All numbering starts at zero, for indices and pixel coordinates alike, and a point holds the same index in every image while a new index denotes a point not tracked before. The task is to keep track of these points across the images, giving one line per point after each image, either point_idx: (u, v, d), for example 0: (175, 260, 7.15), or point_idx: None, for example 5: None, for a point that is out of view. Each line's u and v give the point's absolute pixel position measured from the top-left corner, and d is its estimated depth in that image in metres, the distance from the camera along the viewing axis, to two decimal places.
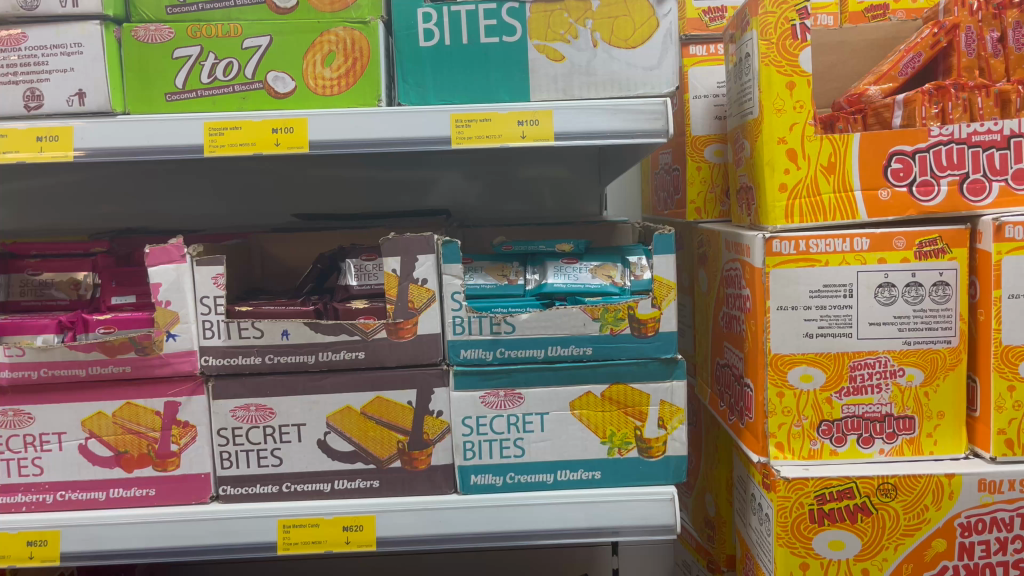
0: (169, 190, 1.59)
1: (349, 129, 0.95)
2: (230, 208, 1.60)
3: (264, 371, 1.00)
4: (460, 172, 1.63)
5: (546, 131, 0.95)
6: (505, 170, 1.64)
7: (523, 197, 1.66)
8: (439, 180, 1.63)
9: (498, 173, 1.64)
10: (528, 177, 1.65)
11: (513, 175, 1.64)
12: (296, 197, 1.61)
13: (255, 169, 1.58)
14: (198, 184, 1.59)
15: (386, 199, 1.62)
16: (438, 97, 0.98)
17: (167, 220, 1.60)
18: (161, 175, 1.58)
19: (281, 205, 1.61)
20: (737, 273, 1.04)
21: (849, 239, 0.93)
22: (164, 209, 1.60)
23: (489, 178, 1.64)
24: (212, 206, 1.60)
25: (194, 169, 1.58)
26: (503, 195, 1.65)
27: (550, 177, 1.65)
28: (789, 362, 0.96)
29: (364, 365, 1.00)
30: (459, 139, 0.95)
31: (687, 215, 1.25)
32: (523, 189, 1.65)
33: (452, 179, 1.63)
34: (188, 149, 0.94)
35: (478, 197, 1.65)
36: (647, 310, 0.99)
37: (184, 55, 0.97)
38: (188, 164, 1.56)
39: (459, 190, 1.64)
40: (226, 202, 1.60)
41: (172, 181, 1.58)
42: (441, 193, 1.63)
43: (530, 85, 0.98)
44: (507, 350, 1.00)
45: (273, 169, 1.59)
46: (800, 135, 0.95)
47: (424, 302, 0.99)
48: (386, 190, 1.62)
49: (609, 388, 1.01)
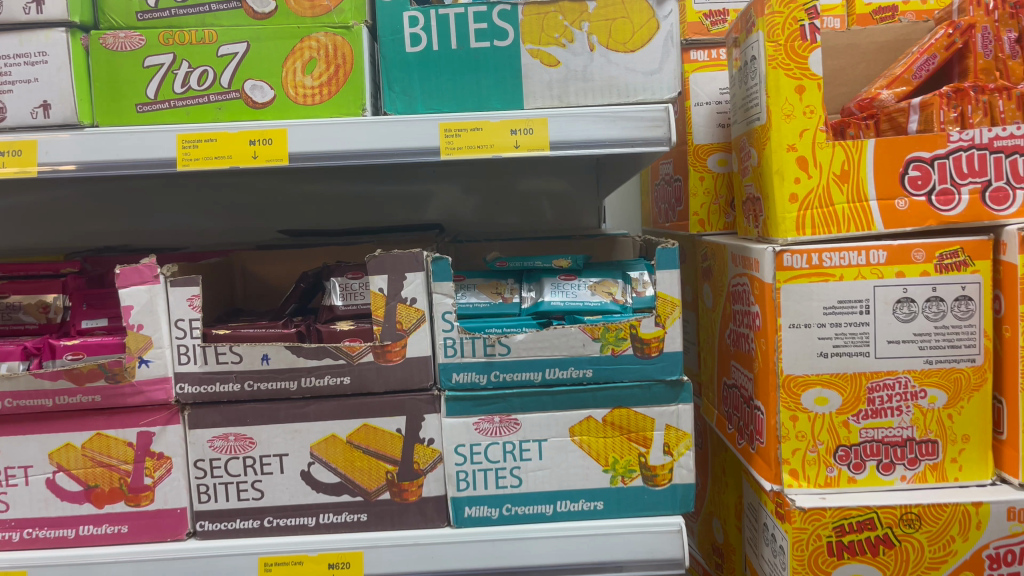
0: (151, 207, 1.53)
1: (331, 140, 0.89)
2: (216, 225, 1.55)
3: (243, 399, 0.94)
4: (456, 187, 1.57)
5: (541, 140, 0.89)
6: (505, 182, 1.58)
7: (521, 211, 1.60)
8: (436, 195, 1.57)
9: (494, 186, 1.59)
10: (526, 190, 1.59)
11: (510, 187, 1.59)
12: (285, 213, 1.55)
13: (241, 184, 1.52)
14: (182, 201, 1.53)
15: (378, 214, 1.56)
16: (426, 106, 0.93)
17: (151, 238, 1.54)
18: (144, 191, 1.52)
19: (269, 221, 1.55)
20: (745, 289, 0.99)
21: (865, 252, 0.88)
22: (147, 227, 1.54)
23: (485, 191, 1.59)
24: (197, 223, 1.54)
25: (179, 185, 1.52)
26: (500, 209, 1.60)
27: (549, 189, 1.59)
28: (803, 384, 0.90)
29: (350, 392, 0.94)
30: (449, 149, 0.89)
31: (690, 228, 1.19)
32: (520, 203, 1.60)
33: (447, 194, 1.57)
34: (160, 163, 0.88)
35: (473, 211, 1.59)
36: (650, 329, 0.93)
37: (155, 64, 0.91)
38: (172, 179, 1.50)
39: (454, 204, 1.58)
40: (212, 218, 1.54)
41: (155, 197, 1.52)
42: (436, 207, 1.58)
43: (523, 92, 0.93)
44: (502, 373, 0.94)
45: (261, 184, 1.53)
46: (811, 142, 0.89)
47: (413, 322, 0.93)
48: (378, 204, 1.56)
49: (610, 412, 0.95)
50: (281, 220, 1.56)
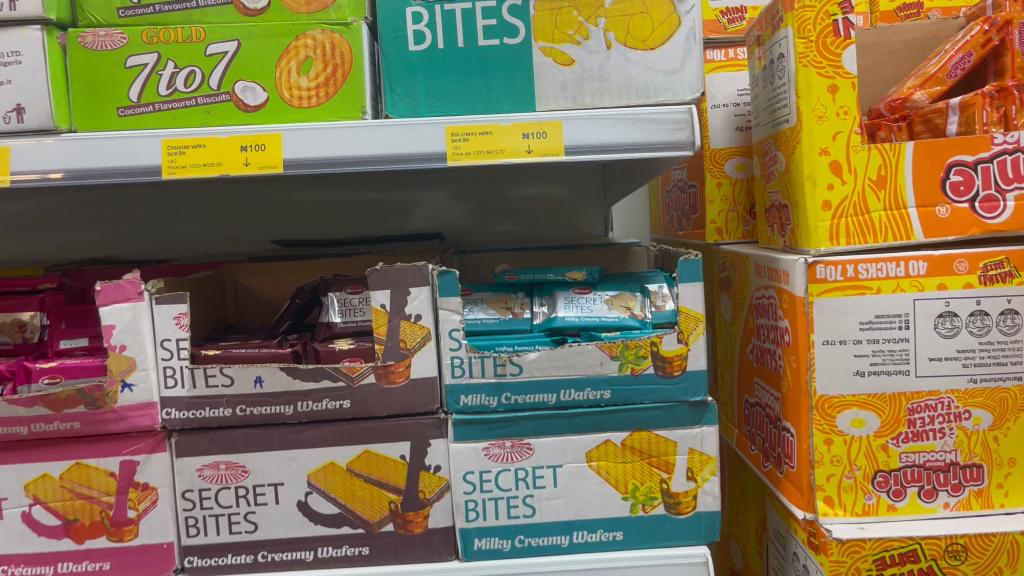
0: (137, 217, 1.46)
1: (329, 145, 0.83)
2: (206, 236, 1.48)
3: (235, 425, 0.87)
4: (445, 194, 1.51)
5: (556, 145, 0.83)
6: (498, 189, 1.52)
7: (516, 217, 1.54)
8: (424, 203, 1.51)
9: (487, 194, 1.53)
10: (519, 197, 1.53)
11: (502, 196, 1.53)
12: (277, 222, 1.49)
13: (232, 193, 1.46)
14: (169, 210, 1.46)
15: (373, 223, 1.50)
16: (430, 109, 0.86)
17: (136, 249, 1.48)
18: (129, 201, 1.45)
19: (261, 231, 1.49)
20: (772, 303, 0.92)
21: (904, 263, 0.82)
22: (131, 238, 1.47)
23: (476, 200, 1.52)
24: (186, 233, 1.48)
25: (166, 194, 1.45)
26: (492, 216, 1.54)
27: (549, 196, 1.53)
28: (838, 405, 0.84)
29: (350, 416, 0.87)
30: (456, 155, 0.83)
31: (707, 236, 1.13)
32: (516, 210, 1.54)
33: (436, 201, 1.51)
34: (144, 171, 0.81)
35: (465, 219, 1.53)
36: (672, 347, 0.87)
37: (139, 64, 0.85)
38: (159, 188, 1.44)
39: (443, 212, 1.52)
40: (201, 229, 1.48)
41: (141, 207, 1.46)
42: (424, 215, 1.51)
43: (535, 93, 0.86)
44: (513, 395, 0.88)
45: (251, 193, 1.47)
46: (844, 146, 0.83)
47: (417, 340, 0.87)
48: (371, 212, 1.50)
49: (629, 435, 0.89)
50: (274, 230, 1.49)
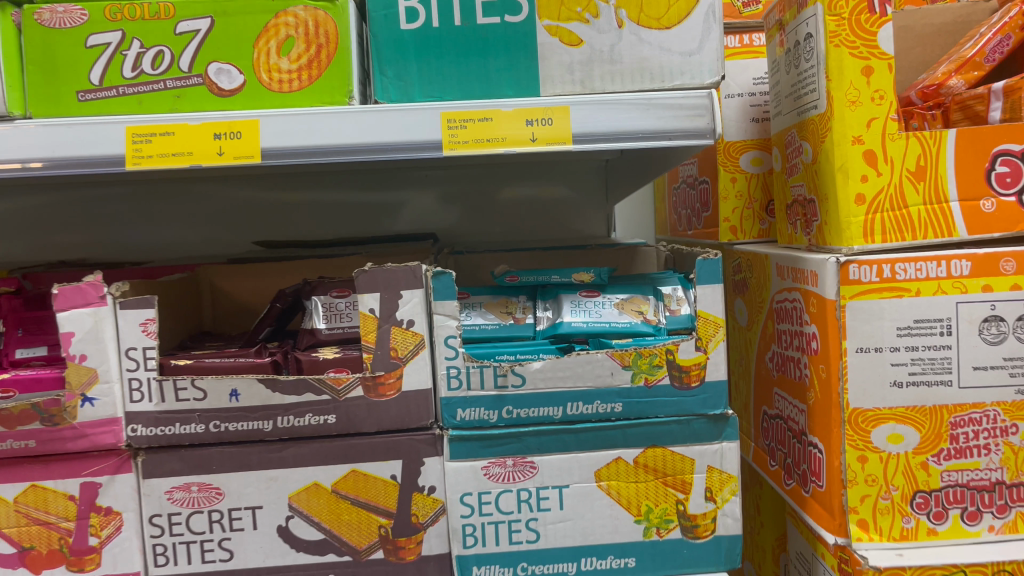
0: (111, 218, 1.38)
1: (311, 133, 0.75)
2: (185, 238, 1.40)
3: (208, 442, 0.79)
4: (431, 193, 1.43)
5: (563, 133, 0.76)
6: (486, 191, 1.44)
7: (502, 220, 1.46)
8: (409, 205, 1.43)
9: (476, 197, 1.44)
10: (507, 198, 1.45)
11: (489, 198, 1.45)
12: (260, 224, 1.41)
13: (216, 193, 1.39)
14: (146, 211, 1.38)
15: (361, 225, 1.42)
16: (424, 94, 0.79)
17: (110, 253, 1.39)
18: (103, 201, 1.37)
19: (243, 233, 1.41)
20: (797, 307, 0.85)
21: (945, 262, 0.74)
22: (105, 241, 1.39)
23: (463, 201, 1.44)
24: (163, 236, 1.40)
25: (143, 194, 1.37)
26: (481, 218, 1.45)
27: (546, 197, 1.46)
28: (873, 419, 0.76)
29: (335, 432, 0.79)
30: (452, 144, 0.75)
31: (720, 235, 1.05)
32: (507, 211, 1.46)
33: (421, 201, 1.43)
34: (105, 161, 0.73)
35: (452, 222, 1.45)
36: (689, 355, 0.80)
37: (101, 43, 0.76)
38: (141, 187, 1.37)
39: (430, 215, 1.43)
40: (179, 231, 1.40)
41: (115, 207, 1.37)
42: (406, 219, 1.43)
43: (539, 76, 0.79)
44: (515, 409, 0.80)
45: (233, 192, 1.39)
46: (880, 134, 0.75)
47: (409, 349, 0.79)
48: (356, 214, 1.42)
49: (643, 452, 0.81)
50: (256, 233, 1.41)
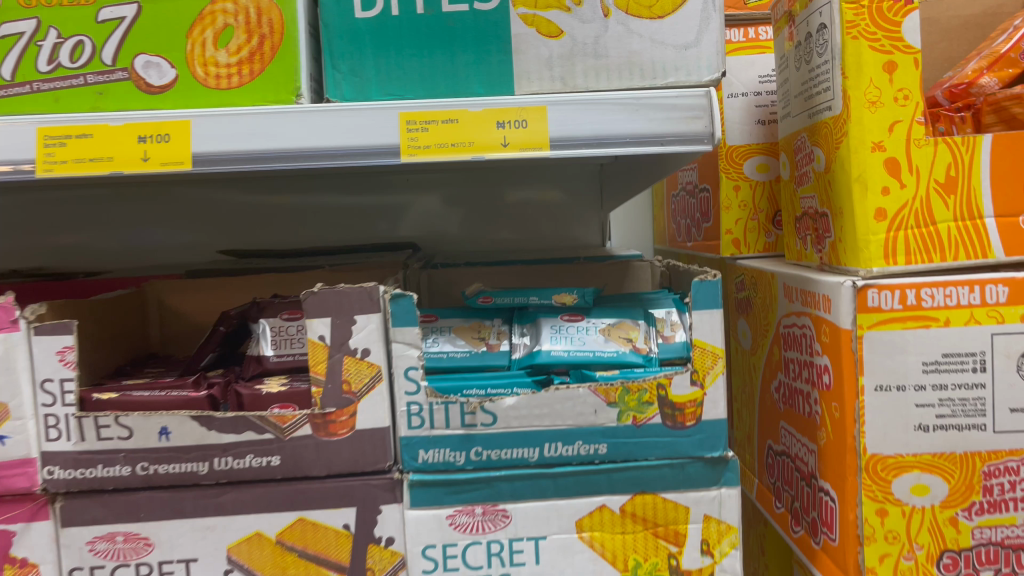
0: (88, 221, 1.29)
1: (249, 136, 0.65)
2: (158, 244, 1.31)
3: (136, 487, 0.70)
4: (435, 197, 1.34)
5: (539, 137, 0.66)
6: (491, 192, 1.35)
7: (514, 225, 1.37)
8: (413, 207, 1.34)
9: (480, 198, 1.35)
10: (517, 201, 1.36)
11: (497, 200, 1.36)
12: (249, 230, 1.32)
13: (197, 196, 1.29)
14: (110, 215, 1.29)
15: (354, 230, 1.33)
16: (382, 91, 0.69)
17: (85, 258, 1.30)
18: (73, 204, 1.29)
19: (233, 239, 1.32)
20: (806, 335, 0.75)
21: (978, 288, 0.64)
22: (78, 246, 1.30)
23: (469, 203, 1.35)
24: (150, 240, 1.30)
25: (120, 195, 1.28)
26: (486, 221, 1.37)
27: (544, 202, 1.37)
28: (895, 468, 0.66)
29: (280, 476, 0.70)
30: (411, 150, 0.65)
31: (722, 248, 0.95)
32: (515, 215, 1.37)
33: (426, 205, 1.34)
34: (13, 167, 0.64)
35: (456, 226, 1.36)
36: (683, 391, 0.70)
37: (13, 33, 0.67)
38: (120, 187, 1.28)
39: (434, 217, 1.35)
40: (159, 236, 1.30)
41: (86, 210, 1.29)
42: (410, 222, 1.35)
43: (513, 72, 0.69)
44: (485, 450, 0.70)
45: (205, 196, 1.29)
46: (903, 139, 0.66)
47: (364, 382, 0.69)
48: (353, 218, 1.32)
49: (630, 500, 0.71)
50: (234, 239, 1.32)
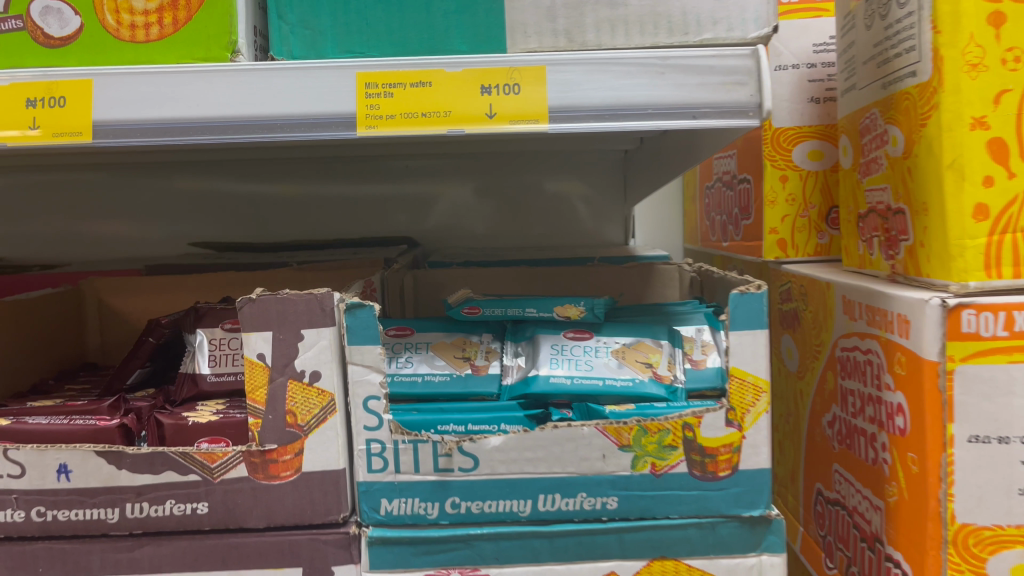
0: (82, 206, 1.19)
1: (161, 101, 0.51)
2: (151, 234, 1.20)
3: (33, 536, 0.56)
4: (468, 187, 1.22)
5: (535, 105, 0.51)
6: (527, 182, 1.23)
7: (546, 218, 1.24)
8: (444, 199, 1.22)
9: (513, 187, 1.23)
10: (556, 191, 1.23)
11: (534, 190, 1.23)
12: (244, 219, 1.20)
13: (188, 182, 1.18)
14: (102, 200, 1.18)
15: (369, 223, 1.21)
16: (338, 49, 0.54)
17: (76, 249, 1.20)
18: (58, 187, 1.18)
19: (223, 230, 1.20)
20: (872, 363, 0.60)
21: None
22: (67, 234, 1.20)
23: (505, 194, 1.23)
24: (149, 229, 1.20)
25: (119, 178, 1.17)
26: (523, 217, 1.24)
27: (568, 194, 1.24)
28: (992, 543, 0.52)
29: (208, 527, 0.56)
30: (369, 121, 0.51)
31: (765, 250, 0.81)
32: (549, 209, 1.24)
33: (458, 196, 1.22)
34: None
35: (486, 224, 1.24)
36: (716, 433, 0.55)
37: None
38: (114, 172, 1.17)
39: (465, 210, 1.23)
40: (155, 226, 1.19)
41: (76, 195, 1.19)
42: (441, 215, 1.23)
43: (505, 24, 0.54)
44: (464, 501, 0.56)
45: (200, 183, 1.18)
46: (1012, 114, 0.50)
47: (313, 414, 0.55)
48: (373, 211, 1.21)
49: (647, 567, 0.56)
50: (235, 229, 1.20)
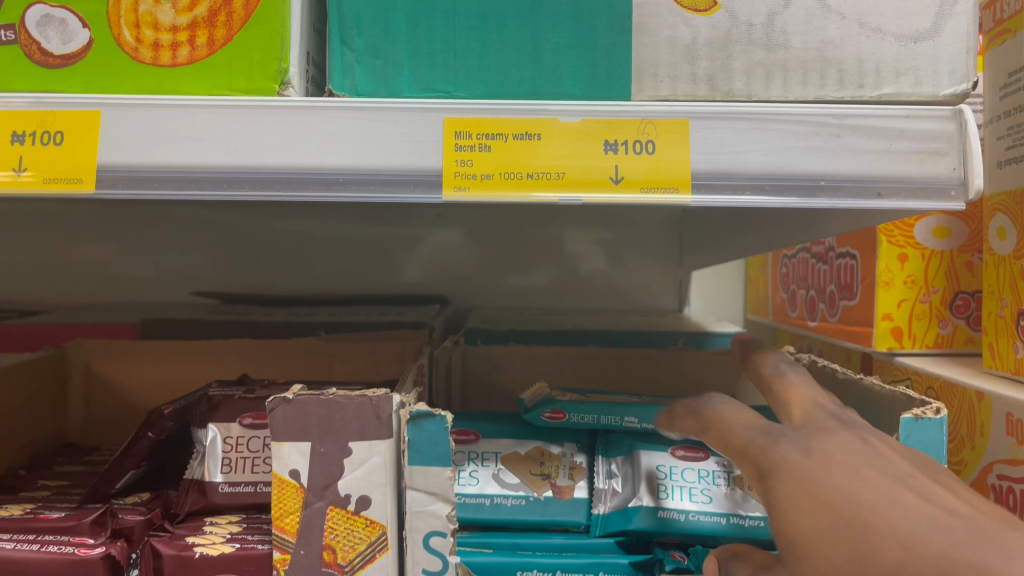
0: (79, 239, 1.07)
1: (175, 140, 0.39)
2: (153, 274, 1.07)
3: None
4: (457, 230, 1.11)
5: (675, 170, 0.39)
6: (533, 231, 1.12)
7: (568, 270, 1.13)
8: (428, 240, 1.10)
9: (518, 237, 1.12)
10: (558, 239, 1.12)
11: (549, 241, 1.12)
12: (255, 263, 1.08)
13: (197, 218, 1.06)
14: (100, 234, 1.06)
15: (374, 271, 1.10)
16: (416, 85, 0.43)
17: (67, 287, 1.08)
18: (55, 218, 1.06)
19: (231, 274, 1.08)
20: None
21: None
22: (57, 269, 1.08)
23: (513, 242, 1.12)
24: (152, 269, 1.07)
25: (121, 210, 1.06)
26: (522, 265, 1.12)
27: (588, 246, 1.13)
28: None
29: None
30: (458, 181, 0.39)
31: (876, 339, 0.73)
32: (557, 258, 1.12)
33: (445, 239, 1.11)
34: None
35: (471, 266, 1.12)
36: None
37: None
38: None
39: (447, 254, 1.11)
40: (159, 266, 1.07)
41: (73, 227, 1.06)
42: (420, 263, 1.10)
43: (630, 66, 0.42)
44: None
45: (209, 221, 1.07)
46: None
47: (359, 550, 0.42)
48: (372, 253, 1.09)
49: None
50: (245, 272, 1.08)
